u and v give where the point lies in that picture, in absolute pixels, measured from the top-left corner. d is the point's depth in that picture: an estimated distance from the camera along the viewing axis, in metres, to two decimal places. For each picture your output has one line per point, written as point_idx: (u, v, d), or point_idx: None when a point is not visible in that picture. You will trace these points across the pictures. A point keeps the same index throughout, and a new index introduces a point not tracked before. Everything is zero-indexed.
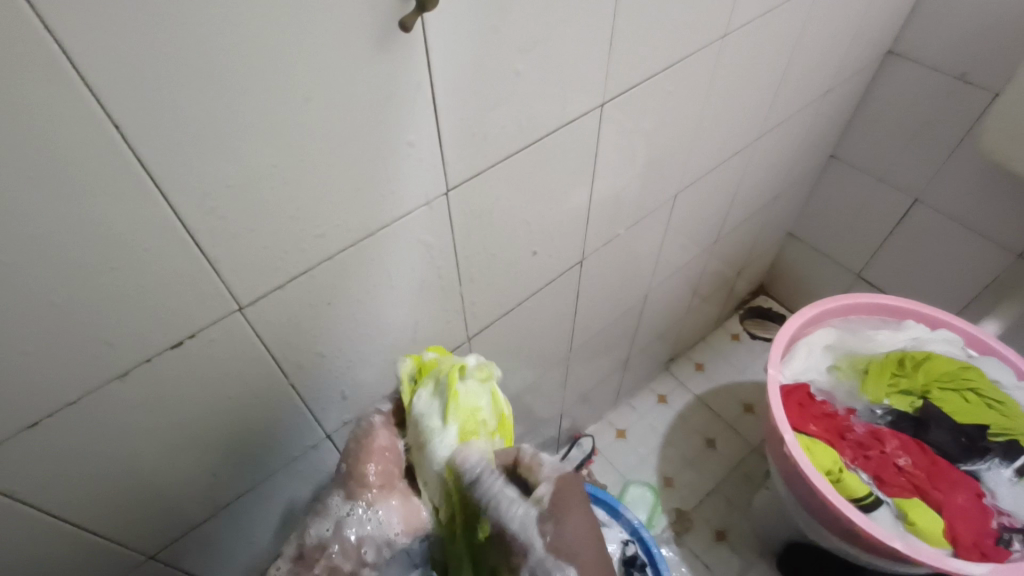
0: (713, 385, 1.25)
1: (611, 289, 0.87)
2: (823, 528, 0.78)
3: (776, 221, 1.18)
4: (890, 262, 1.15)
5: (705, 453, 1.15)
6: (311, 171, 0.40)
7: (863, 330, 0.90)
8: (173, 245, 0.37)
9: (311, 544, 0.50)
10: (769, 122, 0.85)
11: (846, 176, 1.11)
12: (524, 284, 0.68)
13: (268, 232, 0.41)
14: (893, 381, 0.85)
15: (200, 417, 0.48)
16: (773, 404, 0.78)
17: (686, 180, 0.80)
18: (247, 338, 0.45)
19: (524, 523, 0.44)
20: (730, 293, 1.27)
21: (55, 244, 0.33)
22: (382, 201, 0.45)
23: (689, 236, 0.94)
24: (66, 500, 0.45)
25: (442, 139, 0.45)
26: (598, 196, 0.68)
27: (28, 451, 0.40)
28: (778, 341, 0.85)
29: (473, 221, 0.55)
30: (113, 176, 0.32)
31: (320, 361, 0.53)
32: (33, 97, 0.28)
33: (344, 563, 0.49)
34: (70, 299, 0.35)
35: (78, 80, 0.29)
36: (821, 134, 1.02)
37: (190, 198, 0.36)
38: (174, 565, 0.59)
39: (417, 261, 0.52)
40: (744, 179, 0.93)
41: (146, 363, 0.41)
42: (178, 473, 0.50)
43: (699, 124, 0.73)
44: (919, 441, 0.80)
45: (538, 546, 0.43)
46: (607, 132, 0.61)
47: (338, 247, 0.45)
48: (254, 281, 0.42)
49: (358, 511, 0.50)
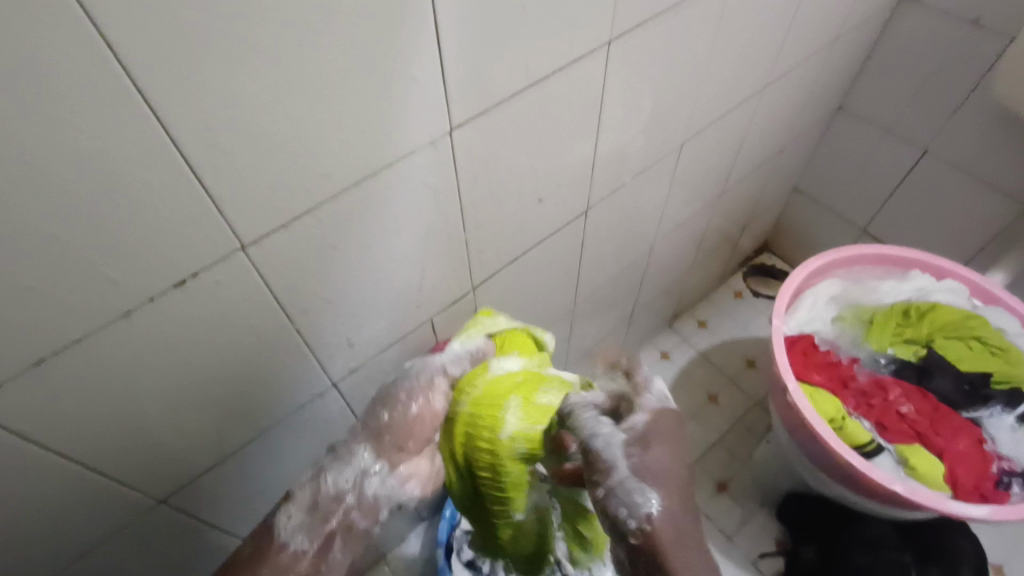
0: (715, 342, 1.25)
1: (615, 242, 0.86)
2: (825, 474, 0.79)
3: (782, 175, 1.16)
4: (896, 216, 1.14)
5: (708, 407, 1.16)
6: (315, 108, 0.38)
7: (867, 281, 0.90)
8: (173, 180, 0.36)
9: (328, 494, 0.52)
10: (777, 69, 0.83)
11: (854, 128, 1.09)
12: (528, 232, 0.67)
13: (271, 170, 0.40)
14: (897, 331, 0.86)
15: (207, 361, 0.47)
16: (778, 354, 0.78)
17: (692, 128, 0.78)
18: (252, 281, 0.45)
19: (609, 440, 0.45)
20: (734, 249, 1.26)
21: (53, 175, 0.32)
22: (386, 141, 0.44)
23: (695, 189, 0.93)
24: (75, 441, 0.45)
25: (446, 75, 0.44)
26: (605, 143, 0.67)
27: (34, 392, 0.40)
28: (784, 292, 0.84)
29: (478, 165, 0.53)
30: (109, 106, 0.31)
31: (325, 308, 0.52)
32: (24, 17, 0.26)
33: (359, 517, 0.54)
34: (69, 235, 0.34)
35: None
36: (830, 83, 0.99)
37: (192, 133, 0.35)
38: (187, 508, 0.60)
39: (422, 206, 0.52)
40: (751, 130, 0.92)
41: (150, 303, 0.41)
42: (186, 418, 0.51)
43: (707, 68, 0.71)
44: (921, 389, 0.80)
45: (623, 467, 0.44)
46: (614, 76, 0.59)
47: (341, 187, 0.44)
48: (257, 221, 0.42)
49: (377, 471, 0.54)
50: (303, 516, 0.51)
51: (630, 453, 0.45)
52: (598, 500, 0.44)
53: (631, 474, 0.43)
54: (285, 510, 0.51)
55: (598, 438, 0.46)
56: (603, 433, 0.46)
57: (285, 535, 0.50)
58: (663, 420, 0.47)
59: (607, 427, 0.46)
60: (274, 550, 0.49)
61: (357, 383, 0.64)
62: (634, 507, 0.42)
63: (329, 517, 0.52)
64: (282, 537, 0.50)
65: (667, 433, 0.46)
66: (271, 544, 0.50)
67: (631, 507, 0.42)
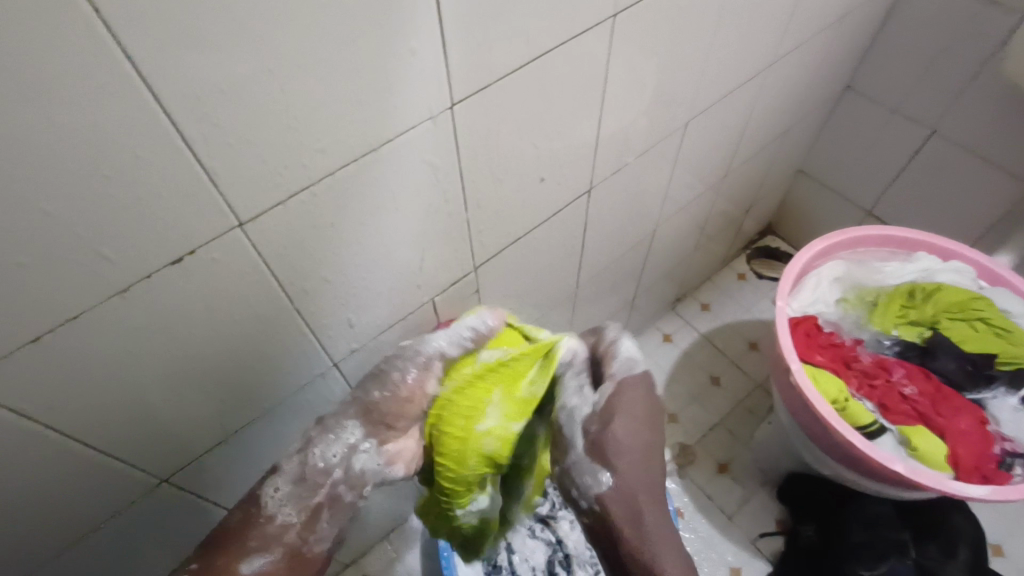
0: (718, 324, 1.25)
1: (619, 223, 0.85)
2: (826, 455, 0.79)
3: (787, 155, 1.15)
4: (902, 197, 1.12)
5: (709, 389, 1.16)
6: (310, 79, 0.37)
7: (872, 262, 0.89)
8: (166, 154, 0.35)
9: (315, 467, 0.53)
10: (785, 45, 0.81)
11: (862, 107, 1.07)
12: (531, 212, 0.66)
13: (266, 144, 0.39)
14: (901, 313, 0.85)
15: (206, 340, 0.47)
16: (780, 335, 0.78)
17: (697, 106, 0.77)
18: (250, 259, 0.44)
19: (572, 414, 0.58)
20: (738, 231, 1.25)
21: (42, 147, 0.31)
22: (384, 116, 0.43)
23: (699, 169, 0.91)
24: (75, 420, 0.45)
25: (445, 47, 0.43)
26: (609, 121, 0.65)
27: (32, 369, 0.39)
28: (787, 273, 0.83)
29: (478, 142, 0.52)
30: (97, 74, 0.30)
31: (324, 287, 0.52)
32: None
33: (346, 492, 0.54)
34: (61, 209, 0.34)
35: None
36: (838, 61, 0.97)
37: (183, 103, 0.34)
38: (190, 487, 0.60)
39: (423, 183, 0.51)
40: (757, 109, 0.90)
41: (146, 281, 0.40)
42: (186, 397, 0.50)
43: (713, 43, 0.69)
44: (924, 369, 0.80)
45: (579, 450, 0.56)
46: (617, 51, 0.58)
47: (339, 163, 0.43)
48: (254, 197, 0.41)
49: (365, 447, 0.55)
50: (291, 489, 0.52)
51: (590, 426, 0.56)
52: (561, 473, 0.58)
53: (585, 456, 0.56)
54: (273, 482, 0.53)
55: (566, 414, 0.58)
56: (572, 405, 0.58)
57: (274, 506, 0.52)
58: (629, 392, 0.57)
59: (576, 406, 0.58)
60: (261, 521, 0.51)
61: (359, 363, 0.64)
62: (586, 480, 0.55)
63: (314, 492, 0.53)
64: (269, 508, 0.52)
65: (632, 404, 0.57)
66: (259, 516, 0.52)
67: (583, 486, 0.55)
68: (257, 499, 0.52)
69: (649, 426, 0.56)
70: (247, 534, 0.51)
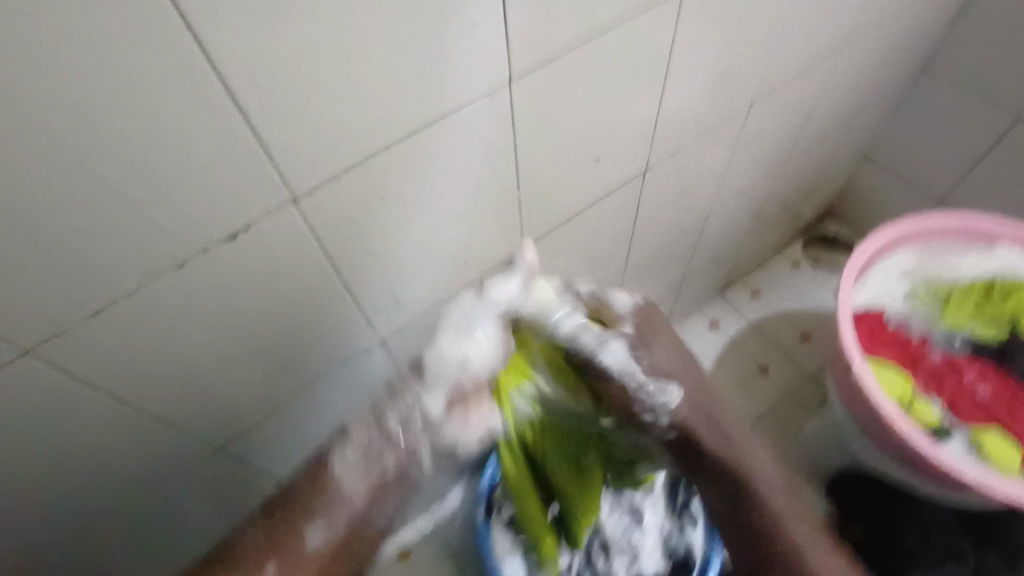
0: (769, 313, 1.20)
1: (671, 207, 0.81)
2: (884, 454, 0.75)
3: (855, 138, 1.08)
4: (983, 185, 1.04)
5: (756, 380, 1.12)
6: (368, 47, 0.36)
7: (948, 255, 0.83)
8: (220, 122, 0.34)
9: (399, 421, 0.54)
10: (867, 18, 0.75)
11: (941, 87, 1.00)
12: (583, 191, 0.64)
13: (320, 116, 0.38)
14: (976, 309, 0.82)
15: (257, 312, 0.47)
16: (843, 328, 0.74)
17: (765, 85, 0.72)
18: (302, 233, 0.44)
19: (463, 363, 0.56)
20: (795, 217, 1.19)
21: (103, 115, 0.31)
22: (442, 86, 0.41)
23: (760, 151, 0.86)
24: (132, 385, 0.46)
25: (507, 16, 0.40)
26: (670, 101, 0.62)
27: (96, 334, 0.41)
28: (852, 267, 0.78)
29: (535, 116, 0.50)
30: (162, 44, 0.30)
31: (373, 263, 0.51)
32: None
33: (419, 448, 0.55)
34: (120, 181, 0.34)
35: None
36: (920, 36, 0.90)
37: (239, 68, 0.33)
38: (238, 456, 0.62)
39: (475, 159, 0.49)
40: (832, 85, 0.84)
41: (202, 254, 0.40)
42: (238, 367, 0.51)
43: (789, 17, 0.64)
44: (1004, 372, 0.77)
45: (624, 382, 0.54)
46: (684, 27, 0.54)
47: (391, 136, 0.42)
48: (309, 170, 0.40)
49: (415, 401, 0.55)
50: (360, 458, 0.52)
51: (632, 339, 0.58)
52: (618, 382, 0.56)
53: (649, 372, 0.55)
54: (339, 450, 0.52)
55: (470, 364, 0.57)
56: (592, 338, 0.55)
57: (341, 470, 0.52)
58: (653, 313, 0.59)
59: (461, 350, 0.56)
60: (326, 479, 0.51)
61: (404, 340, 0.64)
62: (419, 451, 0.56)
63: (387, 455, 0.54)
64: (336, 471, 0.51)
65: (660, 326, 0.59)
66: (326, 477, 0.51)
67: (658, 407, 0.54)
68: (325, 464, 0.51)
69: (680, 352, 0.59)
70: (319, 499, 0.50)
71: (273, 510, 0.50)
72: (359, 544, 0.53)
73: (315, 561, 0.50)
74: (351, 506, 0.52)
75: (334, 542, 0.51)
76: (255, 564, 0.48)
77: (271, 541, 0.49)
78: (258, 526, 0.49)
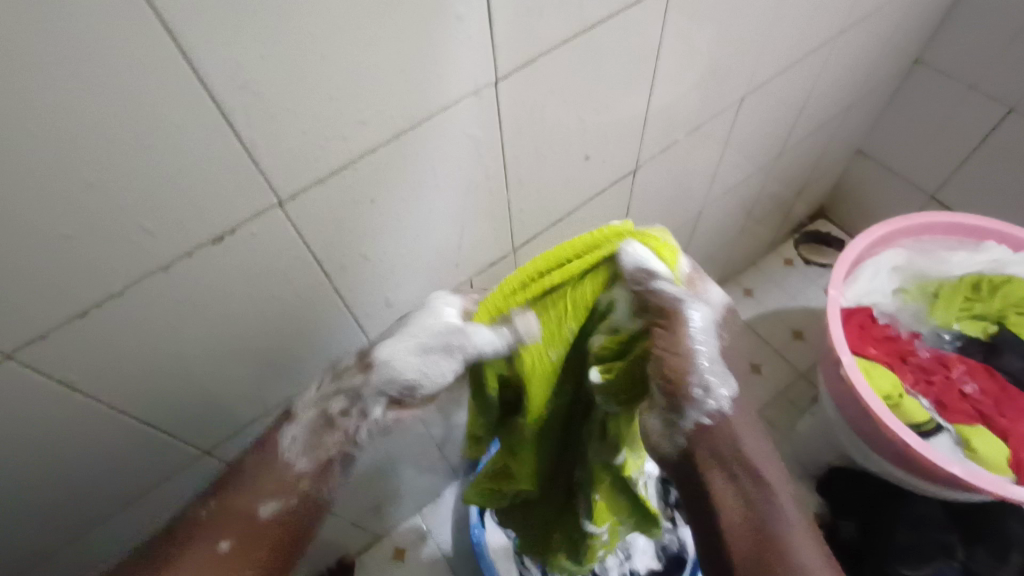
0: (762, 311, 1.20)
1: (663, 205, 0.82)
2: (875, 451, 0.76)
3: (845, 135, 1.08)
4: (972, 180, 1.04)
5: (749, 377, 1.13)
6: (353, 47, 0.36)
7: (937, 251, 0.83)
8: (205, 126, 0.34)
9: (338, 411, 0.49)
10: (854, 15, 0.75)
11: (930, 84, 1.00)
12: (574, 191, 0.64)
13: (306, 117, 0.38)
14: (965, 306, 0.83)
15: (245, 314, 0.47)
16: (833, 326, 0.74)
17: (754, 83, 0.72)
18: (290, 236, 0.44)
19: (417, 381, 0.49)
20: (787, 214, 1.19)
21: (86, 118, 0.31)
22: (429, 88, 0.42)
23: (750, 149, 0.87)
24: (119, 389, 0.46)
25: (492, 14, 0.40)
26: (659, 99, 0.62)
27: (81, 339, 0.40)
28: (842, 263, 0.78)
29: (524, 116, 0.50)
30: (144, 48, 0.30)
31: (362, 266, 0.51)
32: None
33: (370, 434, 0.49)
34: (103, 185, 0.34)
35: None
36: (908, 33, 0.91)
37: (225, 72, 0.33)
38: (229, 459, 0.61)
39: (464, 159, 0.49)
40: (820, 82, 0.84)
41: (188, 257, 0.40)
42: (226, 371, 0.51)
43: (777, 14, 0.64)
44: (990, 367, 0.79)
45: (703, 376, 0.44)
46: (672, 24, 0.54)
47: (379, 137, 0.42)
48: (295, 173, 0.40)
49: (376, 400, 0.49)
50: (306, 437, 0.48)
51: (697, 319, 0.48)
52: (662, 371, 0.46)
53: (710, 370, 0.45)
54: (289, 429, 0.48)
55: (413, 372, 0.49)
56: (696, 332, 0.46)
57: (290, 454, 0.47)
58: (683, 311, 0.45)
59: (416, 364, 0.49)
60: (273, 465, 0.47)
61: None
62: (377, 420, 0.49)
63: (333, 434, 0.49)
64: (286, 457, 0.47)
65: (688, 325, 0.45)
66: (275, 460, 0.47)
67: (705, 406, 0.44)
68: (274, 444, 0.47)
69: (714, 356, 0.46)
70: (262, 473, 0.46)
71: (224, 484, 0.46)
72: (310, 530, 0.48)
73: (272, 531, 0.45)
74: (298, 488, 0.47)
75: (283, 524, 0.46)
76: (202, 543, 0.43)
77: (224, 506, 0.44)
78: (208, 502, 0.45)
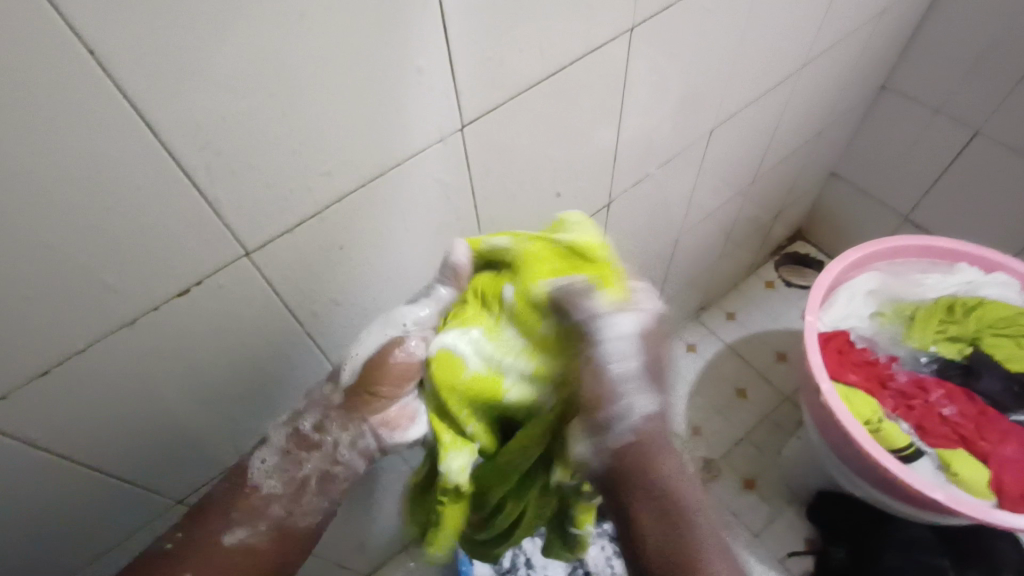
0: (745, 334, 1.21)
1: (639, 235, 0.83)
2: (860, 478, 0.76)
3: (818, 160, 1.11)
4: (942, 202, 1.07)
5: (734, 402, 1.13)
6: (313, 101, 0.36)
7: (911, 273, 0.86)
8: (168, 187, 0.35)
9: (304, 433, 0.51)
10: (817, 48, 0.78)
11: (898, 110, 1.03)
12: (547, 226, 0.64)
13: (267, 170, 0.38)
14: (940, 328, 0.84)
15: (215, 363, 0.47)
16: (811, 352, 0.75)
17: (722, 116, 0.74)
18: (258, 285, 0.44)
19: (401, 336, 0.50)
20: (766, 238, 1.21)
21: (41, 183, 0.31)
22: (394, 137, 0.42)
23: (724, 177, 0.88)
24: (86, 444, 0.45)
25: (453, 66, 0.42)
26: (627, 135, 0.63)
27: (43, 399, 0.40)
28: (818, 288, 0.80)
29: (493, 157, 0.51)
30: (102, 114, 0.30)
31: (334, 311, 0.51)
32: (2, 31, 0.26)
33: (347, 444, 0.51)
34: (61, 248, 0.34)
35: (55, 12, 0.26)
36: (872, 62, 0.94)
37: (183, 132, 0.33)
38: None
39: (433, 202, 0.50)
40: (787, 111, 0.86)
41: (154, 311, 0.40)
42: (199, 422, 0.51)
43: (739, 52, 0.66)
44: (967, 390, 0.80)
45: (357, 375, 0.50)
46: (637, 65, 0.56)
47: (345, 186, 0.42)
48: (260, 225, 0.40)
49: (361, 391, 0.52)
50: (278, 460, 0.50)
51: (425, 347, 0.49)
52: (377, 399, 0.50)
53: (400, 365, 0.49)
54: (260, 454, 0.50)
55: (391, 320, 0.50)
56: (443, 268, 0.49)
57: (259, 477, 0.49)
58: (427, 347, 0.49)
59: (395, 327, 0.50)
60: (246, 491, 0.48)
61: None
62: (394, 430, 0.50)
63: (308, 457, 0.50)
64: (255, 479, 0.49)
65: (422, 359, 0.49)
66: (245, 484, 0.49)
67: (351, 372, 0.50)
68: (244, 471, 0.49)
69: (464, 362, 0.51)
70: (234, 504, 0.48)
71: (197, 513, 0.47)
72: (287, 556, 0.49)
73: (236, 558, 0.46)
74: (268, 513, 0.48)
75: (256, 548, 0.47)
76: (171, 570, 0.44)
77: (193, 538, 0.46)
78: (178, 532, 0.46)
